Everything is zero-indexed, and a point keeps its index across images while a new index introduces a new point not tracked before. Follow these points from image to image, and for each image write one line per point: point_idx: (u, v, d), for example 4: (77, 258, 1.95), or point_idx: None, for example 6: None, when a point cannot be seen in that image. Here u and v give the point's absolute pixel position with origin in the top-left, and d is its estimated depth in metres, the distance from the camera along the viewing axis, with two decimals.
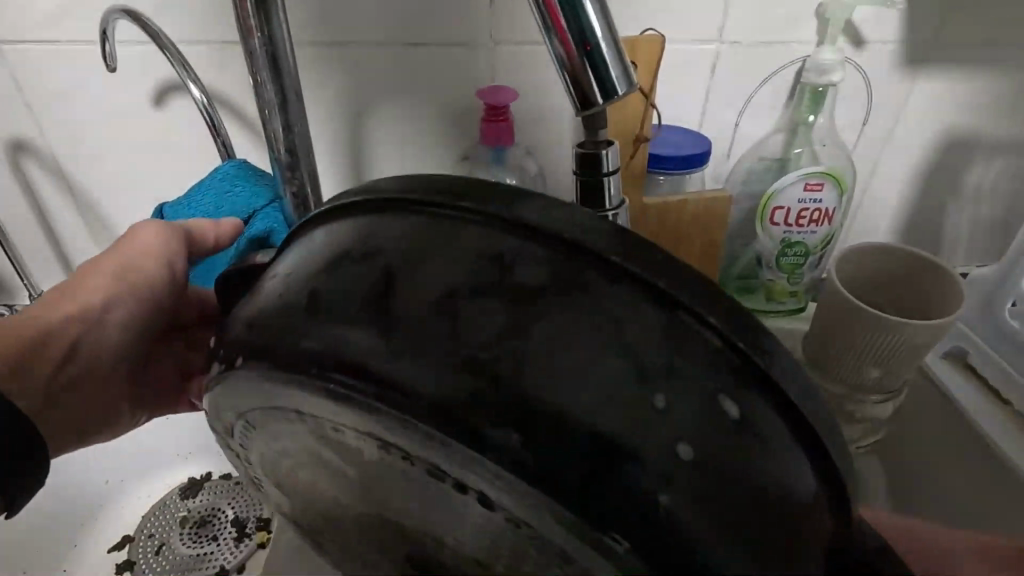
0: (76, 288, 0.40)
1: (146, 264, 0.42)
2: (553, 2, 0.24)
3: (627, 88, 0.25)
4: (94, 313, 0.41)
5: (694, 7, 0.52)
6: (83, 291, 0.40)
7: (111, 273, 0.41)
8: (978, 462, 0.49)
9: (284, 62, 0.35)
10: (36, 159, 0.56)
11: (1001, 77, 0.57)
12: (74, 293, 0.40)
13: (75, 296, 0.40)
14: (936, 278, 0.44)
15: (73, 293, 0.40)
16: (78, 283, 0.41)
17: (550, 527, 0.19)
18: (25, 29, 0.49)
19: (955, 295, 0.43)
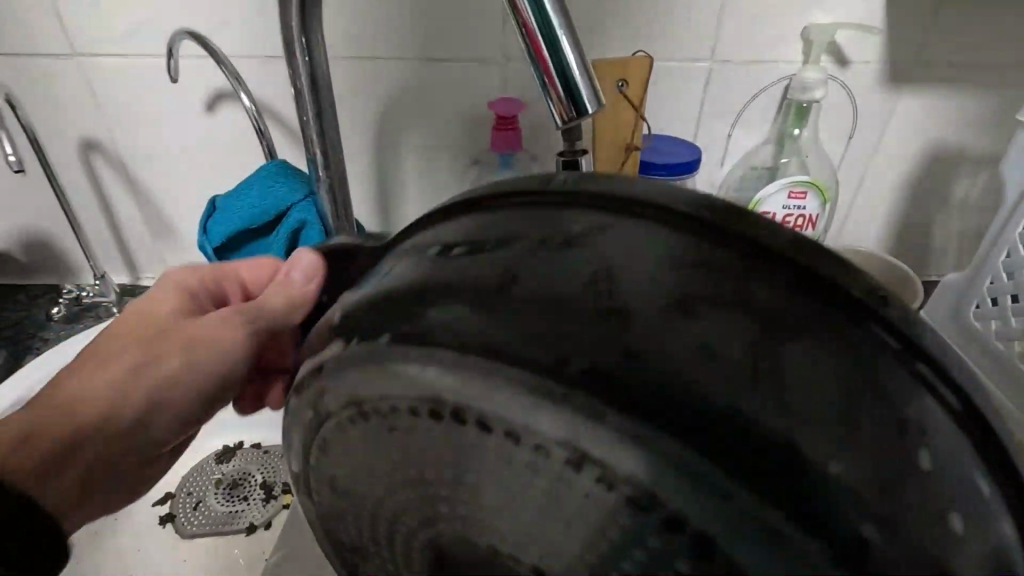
0: (158, 375, 0.38)
1: (144, 327, 0.39)
2: (536, 38, 0.30)
3: (596, 107, 0.31)
4: (181, 387, 0.38)
5: (687, 30, 0.57)
6: (175, 371, 0.38)
7: (125, 353, 0.37)
8: None
9: (322, 78, 0.42)
10: (104, 156, 0.63)
11: (982, 96, 0.61)
12: (171, 375, 0.38)
13: (165, 378, 0.38)
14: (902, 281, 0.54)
15: (156, 372, 0.38)
16: (167, 366, 0.38)
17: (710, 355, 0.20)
18: (101, 45, 0.56)
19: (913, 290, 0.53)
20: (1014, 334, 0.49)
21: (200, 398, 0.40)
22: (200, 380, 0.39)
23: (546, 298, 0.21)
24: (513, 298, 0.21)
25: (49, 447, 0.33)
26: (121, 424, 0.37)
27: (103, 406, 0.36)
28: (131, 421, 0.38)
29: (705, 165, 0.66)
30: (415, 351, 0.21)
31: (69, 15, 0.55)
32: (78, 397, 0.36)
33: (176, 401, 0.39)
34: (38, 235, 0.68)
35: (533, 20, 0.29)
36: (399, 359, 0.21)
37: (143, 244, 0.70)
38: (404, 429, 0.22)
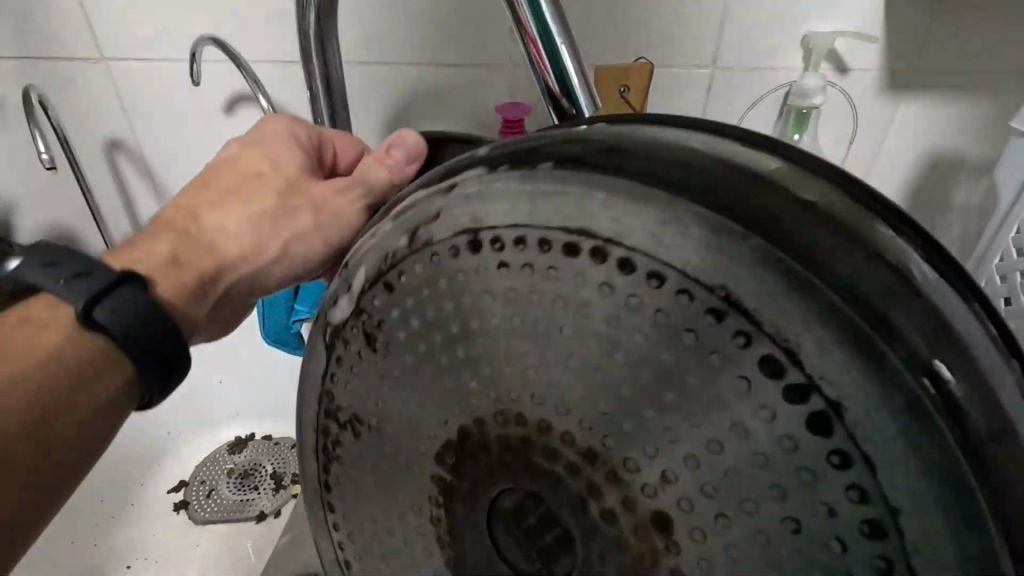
0: (267, 227, 0.35)
1: (267, 177, 0.36)
2: (538, 45, 0.32)
3: (593, 111, 0.33)
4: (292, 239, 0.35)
5: (689, 37, 0.59)
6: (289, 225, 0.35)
7: (258, 197, 0.35)
8: None
9: (336, 82, 0.44)
10: (128, 155, 0.66)
11: (982, 103, 0.62)
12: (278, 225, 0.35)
13: (276, 226, 0.35)
14: None
15: (274, 225, 0.35)
16: (282, 220, 0.35)
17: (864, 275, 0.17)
18: (127, 49, 0.59)
19: None
20: None
21: (310, 260, 0.36)
22: (307, 233, 0.35)
23: (690, 154, 0.19)
24: (660, 147, 0.19)
25: (185, 279, 0.32)
26: (247, 272, 0.35)
27: (241, 249, 0.34)
28: (251, 271, 0.35)
29: None
30: (555, 179, 0.19)
31: (98, 20, 0.58)
32: (220, 239, 0.34)
33: (284, 256, 0.35)
34: (64, 229, 0.71)
35: (534, 28, 0.31)
36: (519, 187, 0.20)
37: None
38: (523, 264, 0.20)
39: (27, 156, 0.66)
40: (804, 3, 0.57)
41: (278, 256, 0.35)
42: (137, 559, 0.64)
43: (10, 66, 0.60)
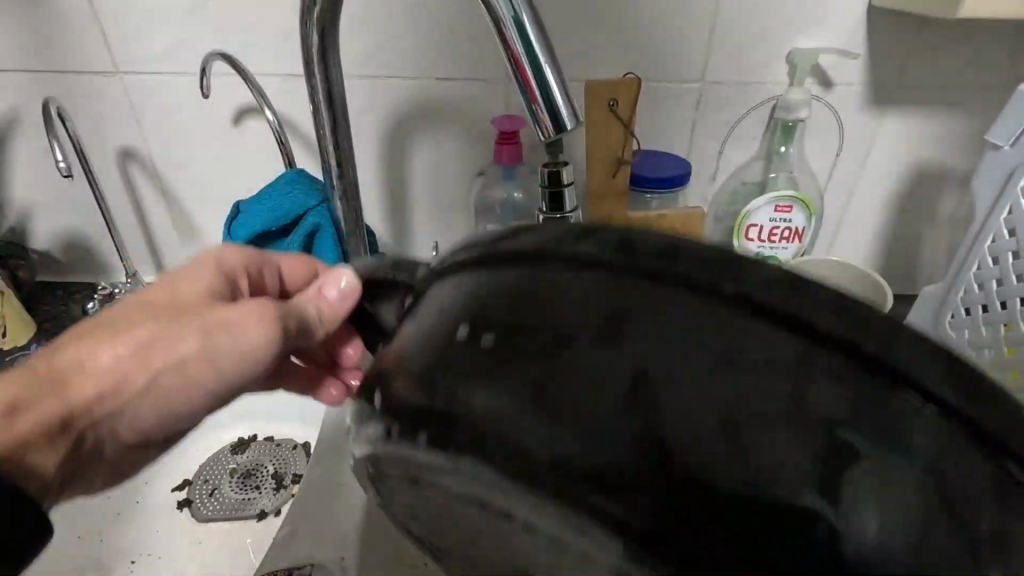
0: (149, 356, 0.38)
1: (162, 314, 0.39)
2: (522, 63, 0.34)
3: (575, 124, 0.35)
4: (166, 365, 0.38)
5: (677, 54, 0.61)
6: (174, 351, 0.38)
7: (145, 336, 0.38)
8: None
9: (338, 96, 0.46)
10: (139, 164, 0.69)
11: (963, 117, 0.64)
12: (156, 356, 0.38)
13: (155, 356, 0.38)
14: (867, 284, 0.53)
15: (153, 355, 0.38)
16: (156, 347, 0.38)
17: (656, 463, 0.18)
18: (141, 63, 0.62)
19: (881, 290, 0.52)
20: (983, 342, 0.51)
21: (185, 386, 0.40)
22: (188, 357, 0.39)
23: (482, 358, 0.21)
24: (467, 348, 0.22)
25: (26, 428, 0.35)
26: (120, 404, 0.39)
27: (118, 376, 0.38)
28: (119, 404, 0.39)
29: (698, 180, 0.69)
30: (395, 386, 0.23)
31: (116, 37, 0.61)
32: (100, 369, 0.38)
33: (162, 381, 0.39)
34: (79, 236, 0.74)
35: (519, 49, 0.34)
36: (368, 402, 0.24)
37: (171, 246, 0.75)
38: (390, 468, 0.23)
39: (44, 164, 0.68)
40: (788, 21, 0.59)
41: (157, 383, 0.39)
42: (142, 555, 0.66)
43: (30, 79, 0.63)
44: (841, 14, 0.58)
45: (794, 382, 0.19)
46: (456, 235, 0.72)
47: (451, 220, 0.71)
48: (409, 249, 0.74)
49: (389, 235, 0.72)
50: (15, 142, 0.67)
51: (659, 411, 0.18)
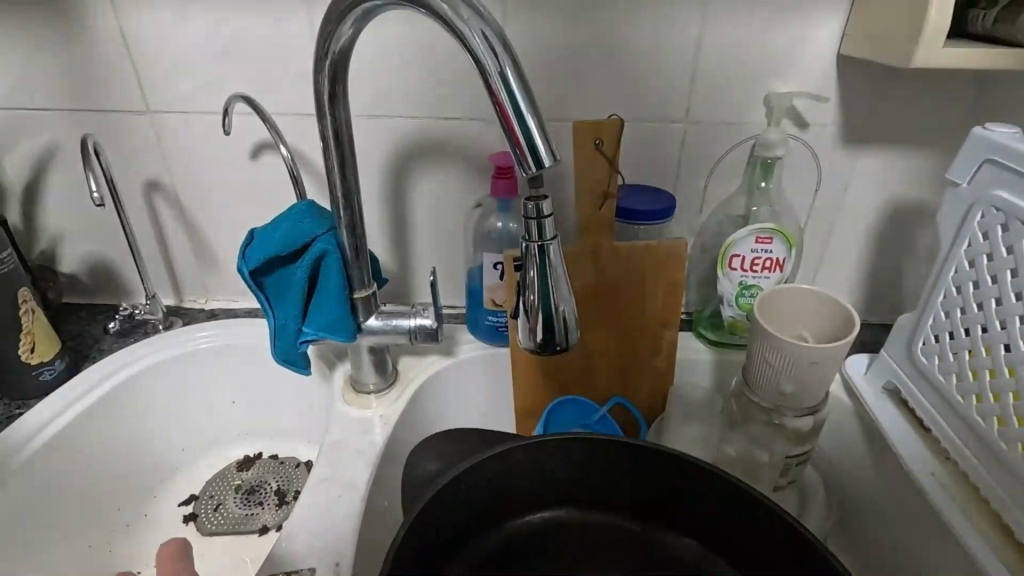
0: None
1: None
2: (504, 108, 0.38)
3: (553, 161, 0.39)
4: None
5: (661, 96, 0.66)
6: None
7: None
8: (909, 489, 0.58)
9: (345, 135, 0.51)
10: (164, 195, 0.74)
11: (934, 157, 0.67)
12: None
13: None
14: (814, 300, 0.56)
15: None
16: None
17: (537, 477, 0.52)
18: (170, 103, 0.68)
19: (825, 298, 0.55)
20: (951, 368, 0.54)
21: None
22: None
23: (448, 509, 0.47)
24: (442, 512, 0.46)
25: None
26: None
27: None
28: None
29: (685, 213, 0.73)
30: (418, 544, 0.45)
31: (148, 81, 0.67)
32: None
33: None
34: (105, 260, 0.79)
35: (504, 100, 0.38)
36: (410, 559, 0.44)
37: (188, 271, 0.80)
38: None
39: (79, 194, 0.74)
40: (764, 67, 0.64)
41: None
42: (147, 567, 0.68)
43: (71, 117, 0.69)
44: (810, 63, 0.63)
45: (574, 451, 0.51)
46: (456, 262, 0.76)
47: (451, 248, 0.75)
48: (411, 276, 0.78)
49: (393, 263, 0.77)
50: (52, 174, 0.73)
51: (535, 470, 0.51)
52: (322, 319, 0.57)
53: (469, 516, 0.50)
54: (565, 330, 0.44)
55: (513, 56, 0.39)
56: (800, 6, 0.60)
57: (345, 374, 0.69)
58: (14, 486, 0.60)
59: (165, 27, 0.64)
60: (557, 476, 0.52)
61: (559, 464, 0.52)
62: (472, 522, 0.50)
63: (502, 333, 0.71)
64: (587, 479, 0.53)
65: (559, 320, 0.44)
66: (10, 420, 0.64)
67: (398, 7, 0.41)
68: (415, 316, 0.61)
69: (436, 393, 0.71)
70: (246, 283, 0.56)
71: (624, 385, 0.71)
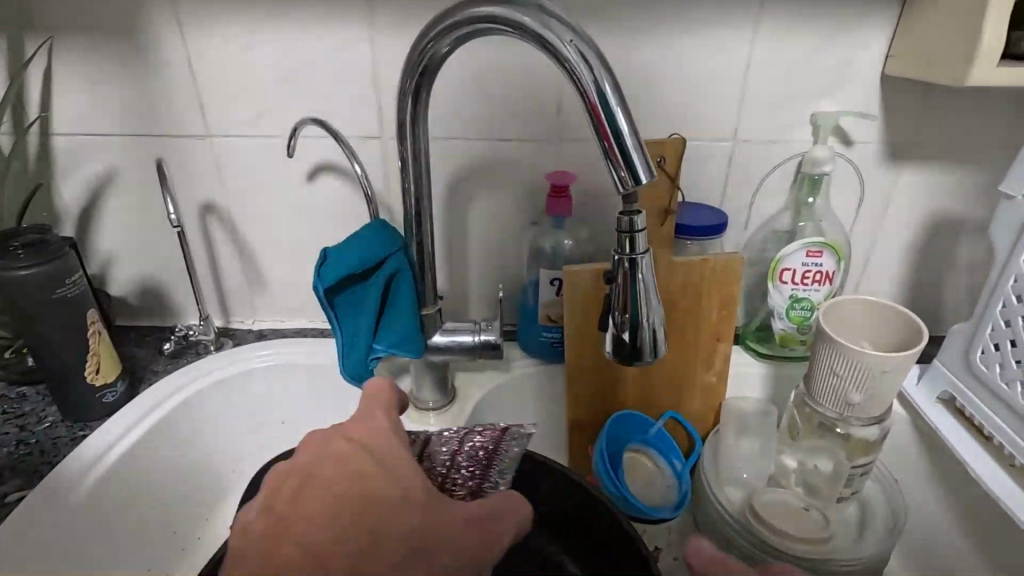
0: (331, 458, 0.42)
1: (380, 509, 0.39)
2: (604, 127, 0.40)
3: (649, 177, 0.40)
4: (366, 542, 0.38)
5: (710, 116, 0.68)
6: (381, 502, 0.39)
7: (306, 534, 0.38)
8: (976, 500, 0.58)
9: (423, 155, 0.52)
10: (219, 217, 0.75)
11: (973, 171, 0.70)
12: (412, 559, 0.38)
13: (360, 531, 0.38)
14: (878, 311, 0.57)
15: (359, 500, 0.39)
16: (332, 461, 0.41)
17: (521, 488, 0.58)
18: (232, 127, 0.70)
19: (890, 311, 0.57)
20: (1013, 375, 0.55)
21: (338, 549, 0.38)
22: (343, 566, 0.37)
23: None
24: None
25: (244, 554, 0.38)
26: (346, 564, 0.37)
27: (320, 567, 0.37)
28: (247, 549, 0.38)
29: (730, 229, 0.75)
30: None
31: (211, 105, 0.68)
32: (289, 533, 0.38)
33: (299, 538, 0.38)
34: (155, 282, 0.80)
35: (603, 116, 0.40)
36: None
37: (238, 292, 0.81)
38: None
39: (135, 217, 0.75)
40: (810, 87, 0.66)
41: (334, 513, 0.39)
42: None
43: (132, 142, 0.71)
44: (856, 82, 0.65)
45: (551, 474, 0.56)
46: (506, 279, 0.77)
47: (501, 267, 0.76)
48: (462, 294, 0.79)
49: (443, 281, 0.78)
50: (110, 198, 0.74)
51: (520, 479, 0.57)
52: (392, 336, 0.58)
53: None
54: (652, 340, 0.45)
55: (611, 74, 0.40)
56: (848, 29, 0.63)
57: (403, 391, 0.70)
58: (83, 511, 0.60)
59: (231, 54, 0.66)
60: (537, 495, 0.57)
61: (538, 482, 0.57)
62: None
63: (556, 349, 0.72)
64: (559, 506, 0.57)
65: (647, 331, 0.45)
66: (76, 442, 0.64)
67: (496, 31, 0.43)
68: (480, 332, 0.62)
69: (491, 409, 0.72)
70: (319, 301, 0.57)
71: (679, 401, 0.71)
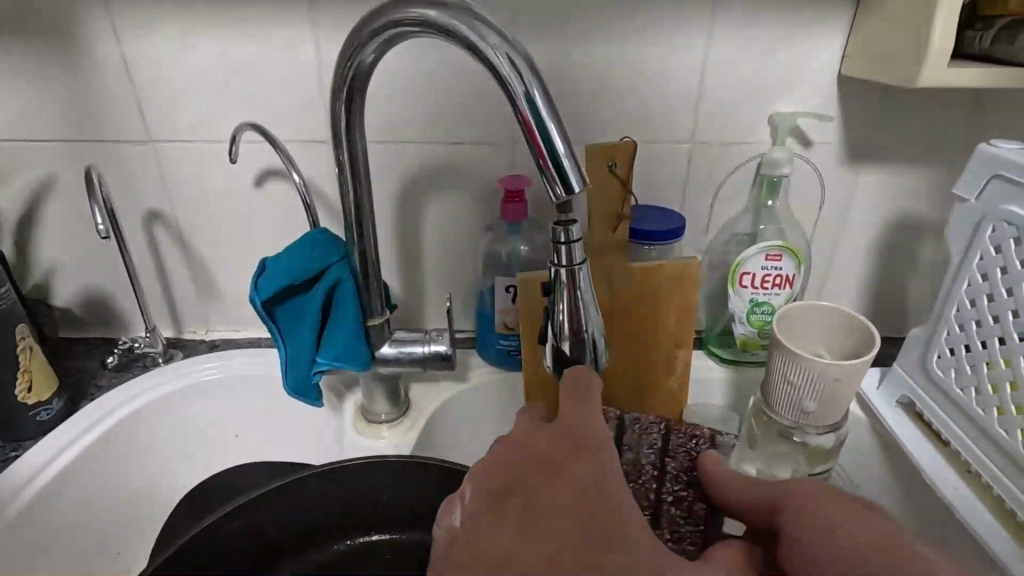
0: (528, 462, 0.36)
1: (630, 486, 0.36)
2: (534, 134, 0.38)
3: (582, 186, 0.39)
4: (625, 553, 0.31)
5: (667, 118, 0.67)
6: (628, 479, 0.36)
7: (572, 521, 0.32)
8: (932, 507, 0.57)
9: (360, 161, 0.50)
10: (164, 225, 0.73)
11: (933, 172, 0.69)
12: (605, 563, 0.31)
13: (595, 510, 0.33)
14: (832, 317, 0.56)
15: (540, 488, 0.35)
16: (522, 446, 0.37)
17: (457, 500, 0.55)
18: (174, 132, 0.67)
19: (843, 316, 0.56)
20: (967, 381, 0.54)
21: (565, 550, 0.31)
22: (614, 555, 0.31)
23: (347, 480, 0.54)
24: (338, 482, 0.54)
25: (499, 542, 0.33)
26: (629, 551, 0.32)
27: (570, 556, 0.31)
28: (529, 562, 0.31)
29: (691, 233, 0.74)
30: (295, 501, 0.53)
31: (151, 109, 0.66)
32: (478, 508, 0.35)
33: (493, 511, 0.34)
34: (100, 292, 0.77)
35: (533, 122, 0.38)
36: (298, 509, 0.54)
37: (188, 302, 0.78)
38: (288, 524, 0.54)
39: (76, 225, 0.72)
40: (767, 88, 0.65)
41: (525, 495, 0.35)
42: None
43: (69, 148, 0.68)
44: (813, 82, 0.64)
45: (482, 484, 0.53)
46: (465, 286, 0.75)
47: (459, 273, 0.75)
48: (420, 300, 0.76)
49: (400, 288, 0.76)
50: (48, 206, 0.71)
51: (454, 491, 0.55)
52: (335, 348, 0.56)
53: (390, 506, 0.57)
54: (592, 354, 0.44)
55: (540, 79, 0.38)
56: (803, 28, 0.62)
57: (356, 403, 0.68)
58: (9, 536, 0.57)
59: (170, 56, 0.63)
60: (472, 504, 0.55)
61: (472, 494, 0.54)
62: (365, 521, 0.57)
63: (514, 357, 0.70)
64: None
65: (585, 345, 0.43)
66: (7, 463, 0.61)
67: (424, 35, 0.41)
68: (429, 343, 0.60)
69: (448, 420, 0.70)
70: (258, 314, 0.55)
71: (640, 408, 0.70)
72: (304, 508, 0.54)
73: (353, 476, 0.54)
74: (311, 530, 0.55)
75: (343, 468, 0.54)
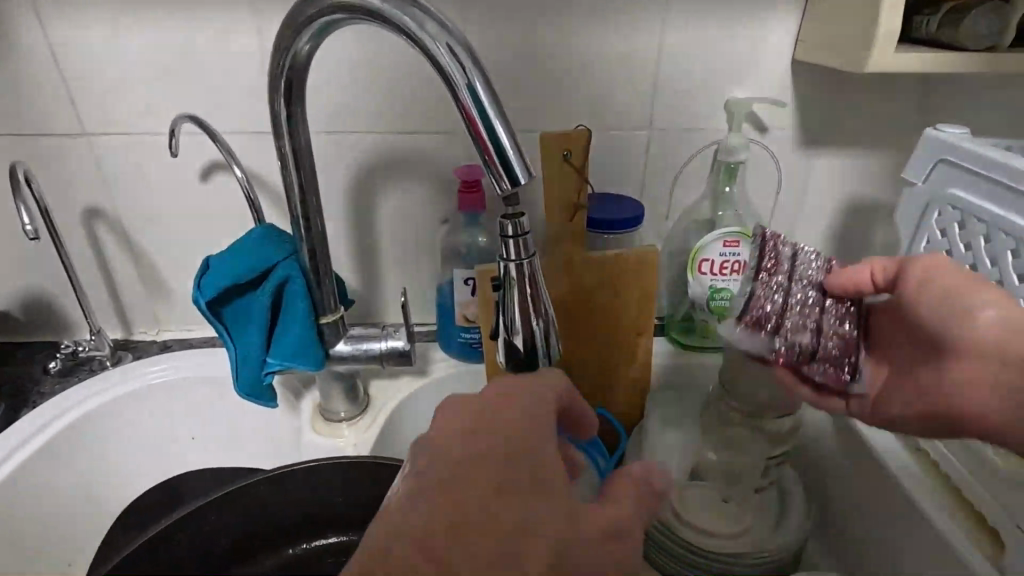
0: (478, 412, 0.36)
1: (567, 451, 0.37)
2: (477, 126, 0.37)
3: (528, 178, 0.38)
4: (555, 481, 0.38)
5: (624, 104, 0.66)
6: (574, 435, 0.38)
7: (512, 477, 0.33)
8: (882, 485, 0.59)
9: (304, 153, 0.48)
10: (106, 222, 0.69)
11: (885, 156, 0.70)
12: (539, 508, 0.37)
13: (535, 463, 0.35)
14: None
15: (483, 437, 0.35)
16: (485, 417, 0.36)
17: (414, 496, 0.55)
18: (110, 124, 0.64)
19: None
20: None
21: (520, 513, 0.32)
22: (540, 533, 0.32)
23: (302, 483, 0.53)
24: (292, 485, 0.53)
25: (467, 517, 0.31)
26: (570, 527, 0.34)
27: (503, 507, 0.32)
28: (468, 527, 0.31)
29: (652, 220, 0.74)
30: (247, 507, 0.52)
31: (84, 101, 0.62)
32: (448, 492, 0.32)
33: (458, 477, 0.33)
34: (40, 294, 0.73)
35: (475, 113, 0.37)
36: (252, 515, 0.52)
37: (137, 301, 0.75)
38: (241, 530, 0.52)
39: (9, 225, 0.68)
40: (723, 73, 0.65)
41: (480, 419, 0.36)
42: None
43: None
44: (768, 67, 0.64)
45: None
46: (425, 279, 0.74)
47: (419, 265, 0.73)
48: (380, 294, 0.75)
49: (359, 282, 0.74)
50: None
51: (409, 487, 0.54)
52: (286, 348, 0.54)
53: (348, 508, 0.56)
54: (544, 348, 0.43)
55: (482, 69, 0.37)
56: (756, 13, 0.61)
57: (314, 402, 0.67)
58: None
59: (101, 44, 0.60)
60: None
61: None
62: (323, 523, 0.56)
63: (476, 350, 0.69)
64: None
65: (537, 339, 0.43)
66: None
67: (361, 23, 0.39)
68: (385, 339, 0.59)
69: (410, 415, 0.69)
70: (203, 315, 0.53)
71: (603, 396, 0.70)
72: (258, 514, 0.53)
73: (307, 479, 0.53)
74: (266, 534, 0.54)
75: (296, 470, 0.52)
